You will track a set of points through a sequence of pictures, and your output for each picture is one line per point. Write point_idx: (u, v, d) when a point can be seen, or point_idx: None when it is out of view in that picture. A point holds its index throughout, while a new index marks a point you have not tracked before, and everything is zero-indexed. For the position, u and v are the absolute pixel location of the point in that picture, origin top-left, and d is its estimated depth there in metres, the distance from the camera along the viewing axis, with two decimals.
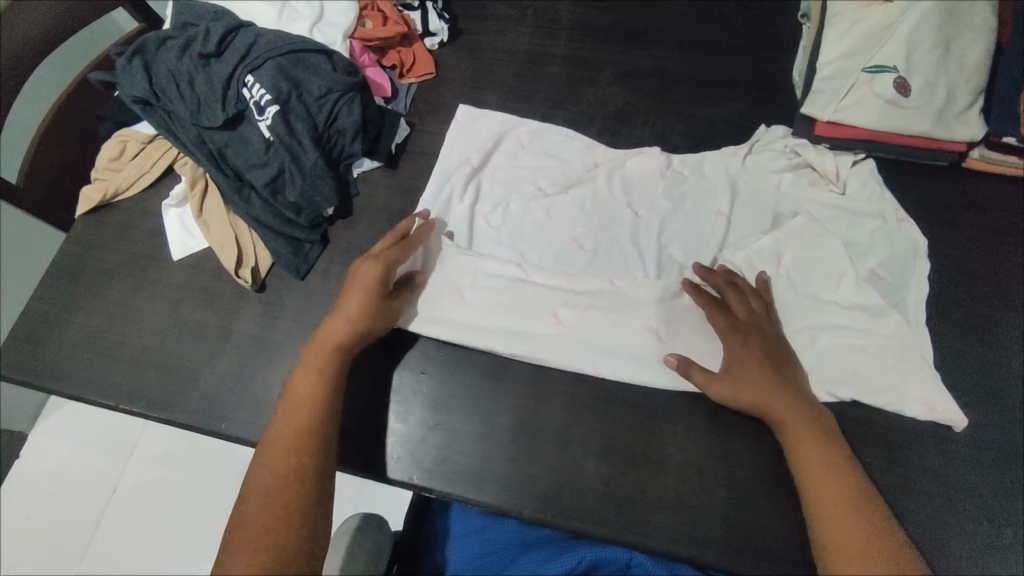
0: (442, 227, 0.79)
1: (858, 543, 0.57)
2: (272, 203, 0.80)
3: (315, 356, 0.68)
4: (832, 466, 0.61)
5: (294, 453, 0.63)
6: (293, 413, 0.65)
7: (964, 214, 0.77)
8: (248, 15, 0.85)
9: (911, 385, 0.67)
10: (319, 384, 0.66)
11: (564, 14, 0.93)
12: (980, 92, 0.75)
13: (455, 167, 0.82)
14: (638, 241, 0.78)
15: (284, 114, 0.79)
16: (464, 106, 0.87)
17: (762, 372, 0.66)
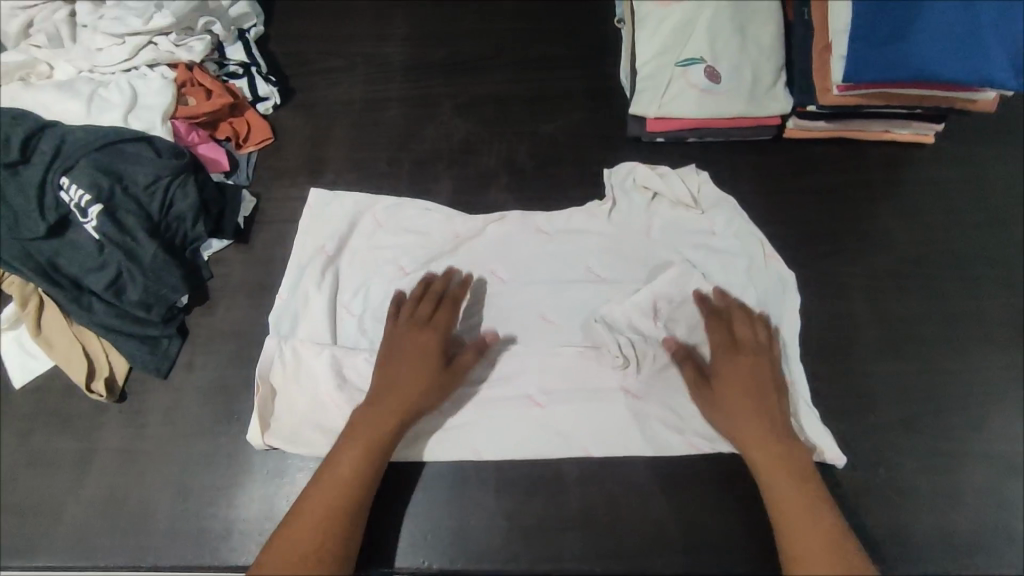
0: (299, 333, 0.74)
1: (806, 543, 0.59)
2: (118, 305, 0.75)
3: (391, 401, 0.66)
4: (788, 469, 0.63)
5: (354, 504, 0.62)
6: (347, 471, 0.63)
7: (796, 180, 0.82)
8: (55, 114, 0.80)
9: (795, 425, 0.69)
10: (379, 435, 0.65)
11: (394, 56, 0.94)
12: (782, 66, 0.80)
13: (309, 257, 0.78)
14: (508, 309, 0.76)
15: (109, 211, 0.74)
16: (314, 189, 0.83)
17: (739, 372, 0.67)
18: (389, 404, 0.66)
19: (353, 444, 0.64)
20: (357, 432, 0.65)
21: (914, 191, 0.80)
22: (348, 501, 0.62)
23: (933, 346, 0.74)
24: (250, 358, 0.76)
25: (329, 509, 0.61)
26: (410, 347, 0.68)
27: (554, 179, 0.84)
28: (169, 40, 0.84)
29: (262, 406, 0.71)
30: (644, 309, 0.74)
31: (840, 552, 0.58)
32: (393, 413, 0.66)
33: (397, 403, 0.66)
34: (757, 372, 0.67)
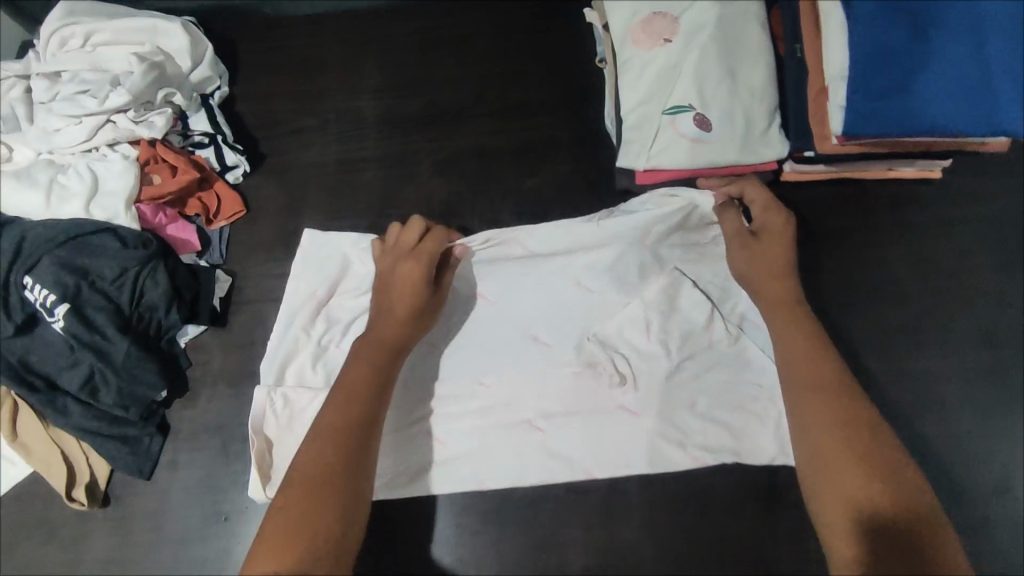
0: (294, 380, 0.73)
1: (844, 452, 0.56)
2: (94, 406, 0.72)
3: (369, 356, 0.64)
4: (811, 364, 0.61)
5: (357, 424, 0.59)
6: (343, 396, 0.60)
7: (796, 226, 0.77)
8: (9, 207, 0.74)
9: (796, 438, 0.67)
10: (380, 377, 0.63)
11: (367, 111, 0.89)
12: (775, 110, 0.75)
13: (302, 301, 0.76)
14: (503, 333, 0.73)
15: (77, 310, 0.71)
16: (309, 231, 0.80)
17: (765, 274, 0.68)
18: (380, 341, 0.64)
19: (350, 372, 0.62)
20: (348, 371, 0.62)
21: (925, 230, 0.75)
22: (344, 432, 0.58)
23: (952, 402, 0.69)
24: (235, 450, 0.73)
25: (327, 442, 0.57)
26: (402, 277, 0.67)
27: None
28: (127, 117, 0.79)
29: (258, 460, 0.70)
30: (637, 322, 0.72)
31: (874, 444, 0.56)
32: (381, 347, 0.64)
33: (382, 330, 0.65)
34: (783, 275, 0.67)
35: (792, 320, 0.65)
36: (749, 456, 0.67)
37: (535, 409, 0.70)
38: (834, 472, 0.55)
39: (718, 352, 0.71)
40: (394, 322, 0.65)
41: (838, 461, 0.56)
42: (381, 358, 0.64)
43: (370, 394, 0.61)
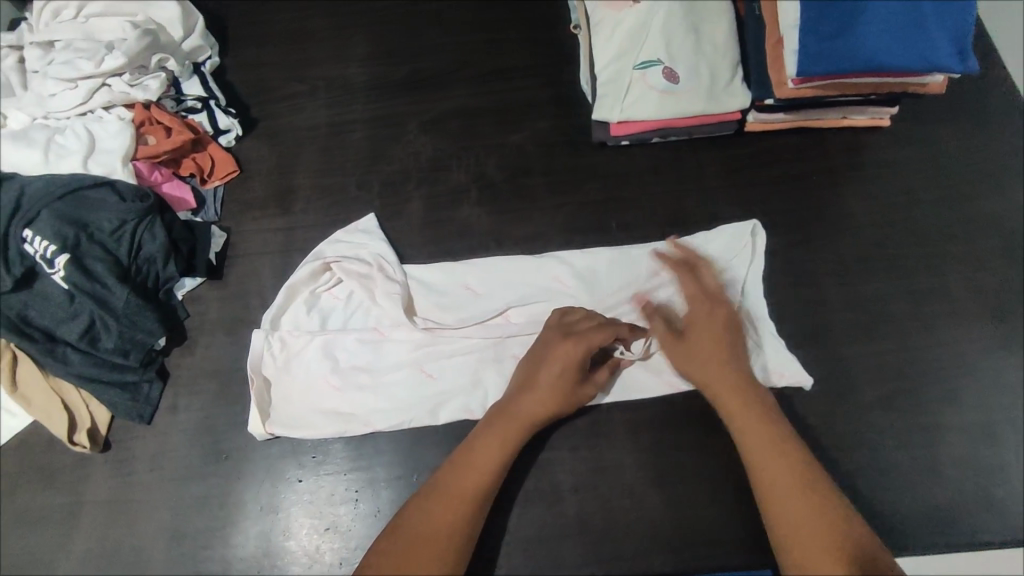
0: (287, 328, 0.75)
1: (806, 513, 0.57)
2: (93, 354, 0.74)
3: (511, 431, 0.64)
4: (765, 424, 0.63)
5: (481, 501, 0.61)
6: (442, 520, 0.59)
7: (759, 173, 0.83)
8: (6, 165, 0.77)
9: (763, 358, 0.72)
10: (506, 456, 0.63)
11: (355, 78, 0.93)
12: (737, 65, 0.81)
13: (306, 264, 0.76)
14: (490, 287, 0.77)
15: (76, 260, 0.73)
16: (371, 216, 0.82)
17: (705, 348, 0.68)
18: (507, 436, 0.64)
19: (479, 460, 0.63)
20: (445, 489, 0.61)
21: (876, 174, 0.82)
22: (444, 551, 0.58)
23: (902, 324, 0.75)
24: (234, 394, 0.75)
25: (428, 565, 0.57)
26: (548, 378, 0.66)
27: (524, 189, 0.84)
28: (123, 80, 0.83)
29: (259, 399, 0.72)
30: (622, 269, 0.77)
31: (828, 504, 0.57)
32: (522, 425, 0.64)
33: (528, 421, 0.65)
34: (716, 337, 0.68)
35: (745, 392, 0.65)
36: None
37: (523, 345, 0.74)
38: (788, 523, 0.57)
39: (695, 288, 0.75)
40: (544, 403, 0.65)
41: (792, 510, 0.58)
42: (520, 435, 0.64)
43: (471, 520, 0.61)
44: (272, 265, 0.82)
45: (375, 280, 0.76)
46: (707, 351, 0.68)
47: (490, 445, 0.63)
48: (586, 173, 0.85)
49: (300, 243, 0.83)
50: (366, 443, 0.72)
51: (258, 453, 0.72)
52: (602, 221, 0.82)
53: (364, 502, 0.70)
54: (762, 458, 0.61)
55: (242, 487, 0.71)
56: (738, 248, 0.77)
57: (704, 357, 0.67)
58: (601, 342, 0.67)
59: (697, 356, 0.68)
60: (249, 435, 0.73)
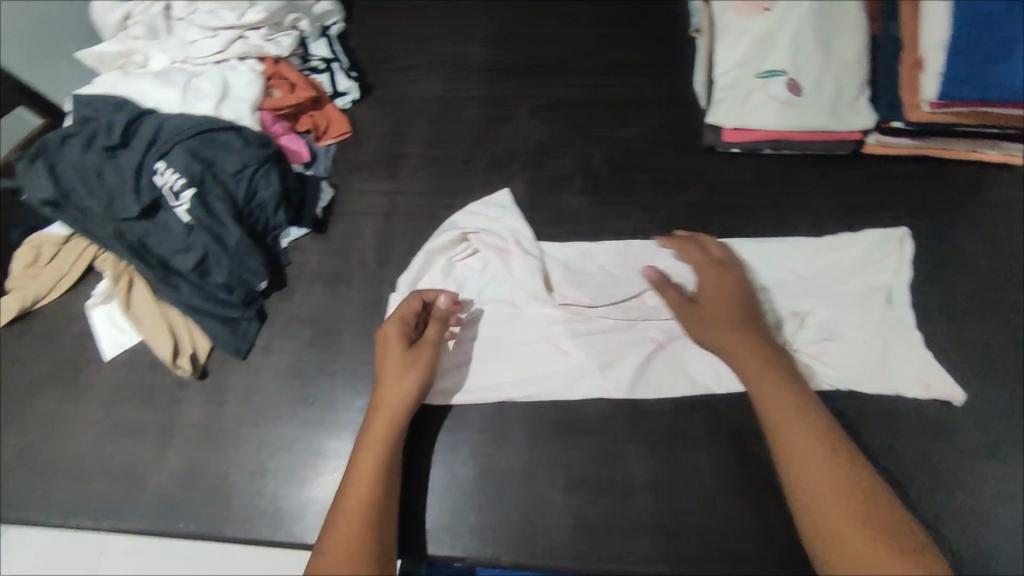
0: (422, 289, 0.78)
1: (845, 506, 0.54)
2: (201, 286, 0.79)
3: (386, 412, 0.67)
4: (810, 417, 0.61)
5: (386, 472, 0.64)
6: (360, 489, 0.62)
7: (874, 197, 0.81)
8: (149, 101, 0.83)
9: (907, 368, 0.71)
10: (388, 439, 0.66)
11: (471, 57, 0.95)
12: (864, 84, 0.79)
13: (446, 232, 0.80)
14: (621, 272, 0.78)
15: (200, 196, 0.78)
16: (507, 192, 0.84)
17: (743, 337, 0.67)
18: (390, 417, 0.66)
19: (365, 444, 0.66)
20: (362, 462, 0.64)
21: (1000, 213, 0.78)
22: (372, 511, 0.61)
23: (1013, 371, 0.71)
24: (325, 343, 0.78)
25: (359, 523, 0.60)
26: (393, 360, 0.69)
27: (627, 184, 0.84)
28: (259, 34, 0.87)
29: None
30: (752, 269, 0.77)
31: (872, 499, 0.55)
32: (390, 410, 0.67)
33: (398, 401, 0.67)
34: (735, 320, 0.68)
35: (776, 380, 0.64)
36: (870, 386, 0.70)
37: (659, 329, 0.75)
38: (825, 512, 0.55)
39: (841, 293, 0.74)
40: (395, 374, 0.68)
41: (827, 499, 0.55)
42: (402, 416, 0.67)
43: (385, 484, 0.63)
44: (374, 226, 0.84)
45: (510, 251, 0.79)
46: (728, 334, 0.68)
47: (379, 425, 0.66)
48: (692, 175, 0.84)
49: (403, 209, 0.85)
50: (448, 409, 0.73)
51: (344, 402, 0.75)
52: (703, 225, 0.81)
53: (439, 466, 0.71)
54: (793, 439, 0.59)
55: (325, 432, 0.74)
56: (885, 255, 0.76)
57: (736, 344, 0.67)
58: (403, 317, 0.71)
59: (735, 342, 0.67)
60: (337, 384, 0.76)
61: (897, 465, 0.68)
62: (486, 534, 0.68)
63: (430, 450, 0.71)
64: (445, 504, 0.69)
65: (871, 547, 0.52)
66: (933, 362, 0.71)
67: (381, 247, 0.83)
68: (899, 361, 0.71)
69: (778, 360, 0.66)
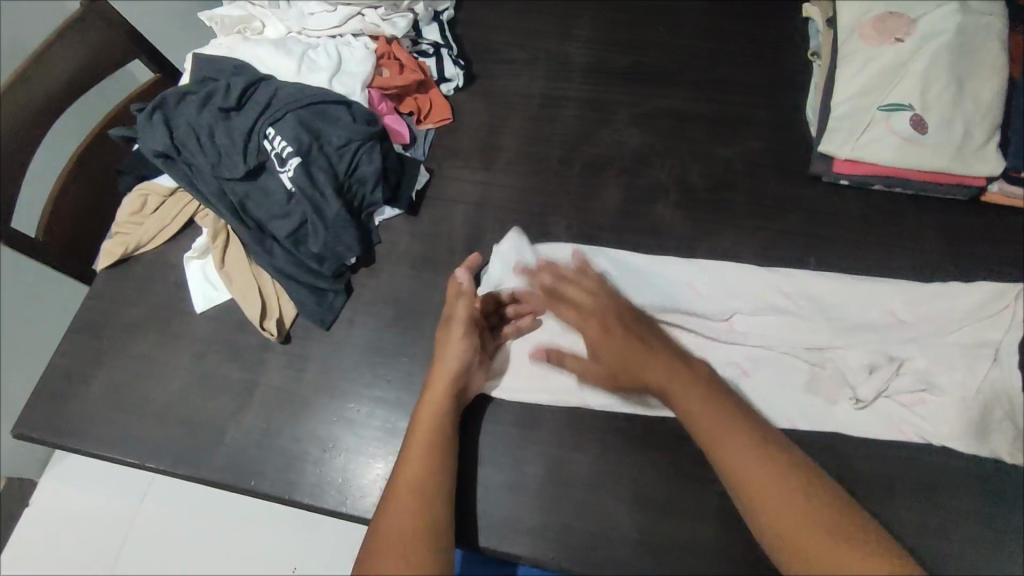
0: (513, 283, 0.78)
1: (819, 528, 0.55)
2: (295, 253, 0.81)
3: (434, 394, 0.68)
4: (750, 445, 0.60)
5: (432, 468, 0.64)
6: (412, 470, 0.64)
7: (989, 248, 0.77)
8: (266, 68, 0.86)
9: (1006, 433, 0.67)
10: (438, 431, 0.66)
11: (576, 57, 0.95)
12: (996, 128, 0.75)
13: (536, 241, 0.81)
14: (712, 293, 0.76)
15: (305, 165, 0.79)
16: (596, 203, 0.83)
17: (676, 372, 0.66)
18: (438, 393, 0.68)
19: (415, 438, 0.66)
20: (416, 442, 0.66)
21: None
22: (423, 495, 0.62)
23: None
24: (407, 325, 0.79)
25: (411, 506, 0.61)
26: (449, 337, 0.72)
27: (725, 203, 0.82)
28: (376, 13, 0.89)
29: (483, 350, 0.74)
30: (848, 308, 0.74)
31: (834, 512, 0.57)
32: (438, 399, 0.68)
33: (451, 377, 0.69)
34: (685, 360, 0.68)
35: (725, 412, 0.63)
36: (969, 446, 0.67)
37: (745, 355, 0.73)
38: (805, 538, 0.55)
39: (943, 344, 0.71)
40: (449, 359, 0.70)
41: (802, 523, 0.56)
42: (450, 399, 0.68)
43: (436, 477, 0.64)
44: (464, 215, 0.85)
45: (596, 258, 0.79)
46: (680, 382, 0.65)
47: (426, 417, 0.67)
48: (795, 203, 0.82)
49: (495, 201, 0.85)
50: (522, 407, 0.73)
51: (419, 386, 0.76)
52: (802, 255, 0.79)
53: (510, 462, 0.70)
54: (751, 475, 0.59)
55: (398, 412, 0.75)
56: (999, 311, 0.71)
57: (680, 380, 0.66)
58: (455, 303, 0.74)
59: (671, 376, 0.66)
60: (414, 366, 0.77)
61: (990, 533, 0.64)
62: (548, 539, 0.67)
63: (501, 445, 0.71)
64: (510, 502, 0.68)
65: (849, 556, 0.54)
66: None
67: (470, 236, 0.83)
68: (1001, 427, 0.67)
69: (709, 383, 0.66)
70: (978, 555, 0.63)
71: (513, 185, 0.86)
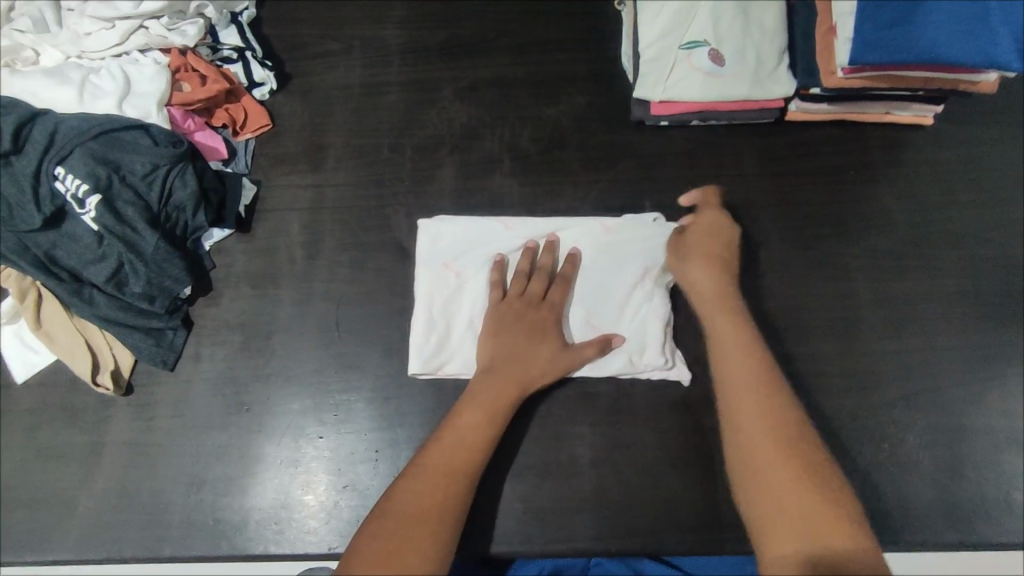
0: (359, 286, 0.77)
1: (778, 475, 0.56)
2: (119, 298, 0.73)
3: (484, 393, 0.66)
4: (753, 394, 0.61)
5: (472, 462, 0.62)
6: (454, 436, 0.63)
7: (799, 162, 0.81)
8: (44, 101, 0.77)
9: (824, 331, 0.73)
10: (500, 410, 0.65)
11: (392, 38, 0.91)
12: (783, 51, 0.80)
13: (380, 236, 0.80)
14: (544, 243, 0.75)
15: (107, 202, 0.72)
16: (433, 186, 0.82)
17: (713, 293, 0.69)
18: (495, 398, 0.65)
19: (464, 424, 0.64)
20: (460, 435, 0.63)
21: (913, 171, 0.80)
22: (445, 502, 0.58)
23: (930, 321, 0.74)
24: (258, 346, 0.75)
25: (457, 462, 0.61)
26: (512, 346, 0.68)
27: (558, 162, 0.83)
28: (160, 24, 0.82)
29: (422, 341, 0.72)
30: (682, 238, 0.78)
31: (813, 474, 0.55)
32: (497, 398, 0.65)
33: (498, 400, 0.65)
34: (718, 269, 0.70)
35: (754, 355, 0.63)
36: (797, 348, 0.72)
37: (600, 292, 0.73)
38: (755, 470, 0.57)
39: (766, 260, 0.76)
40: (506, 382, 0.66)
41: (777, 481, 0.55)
42: (503, 405, 0.65)
43: (471, 470, 0.61)
44: (300, 222, 0.81)
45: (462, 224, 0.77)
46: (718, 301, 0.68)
47: (479, 407, 0.65)
48: (624, 150, 0.83)
49: (329, 202, 0.82)
50: (389, 404, 0.72)
51: (278, 407, 0.72)
52: (636, 200, 0.81)
53: (384, 462, 0.70)
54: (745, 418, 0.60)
55: (262, 439, 0.71)
56: (799, 226, 0.78)
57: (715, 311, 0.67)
58: (524, 310, 0.70)
59: (512, 310, 0.70)
60: (271, 387, 0.73)
61: (829, 423, 0.70)
62: None
63: (374, 446, 0.71)
64: None
65: (821, 513, 0.53)
66: (837, 324, 0.73)
67: (309, 243, 0.80)
68: (822, 327, 0.73)
69: (736, 327, 0.66)
70: (819, 445, 0.69)
71: (343, 184, 0.83)
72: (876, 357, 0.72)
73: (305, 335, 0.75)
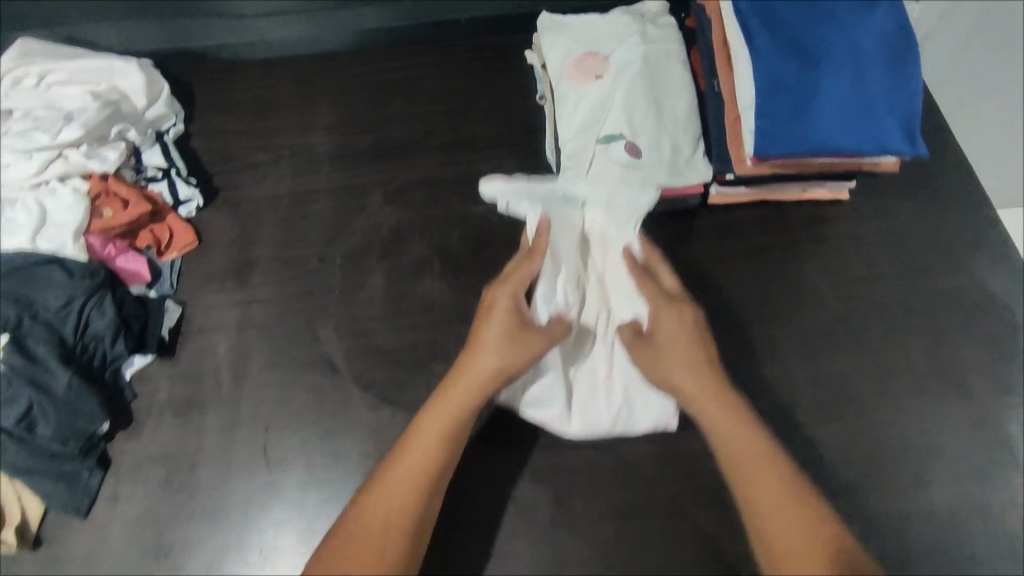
0: (287, 406, 0.75)
1: (783, 518, 0.58)
2: (29, 442, 0.69)
3: (413, 451, 0.63)
4: (759, 462, 0.61)
5: (408, 526, 0.60)
6: (427, 443, 0.63)
7: (726, 244, 0.82)
8: None
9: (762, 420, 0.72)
10: (430, 470, 0.62)
11: (320, 147, 0.93)
12: (698, 139, 0.81)
13: (311, 350, 0.78)
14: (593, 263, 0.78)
15: (16, 341, 0.71)
16: (363, 294, 0.81)
17: (679, 364, 0.67)
18: (425, 454, 0.62)
19: (392, 496, 0.61)
20: (375, 506, 0.60)
21: (836, 248, 0.81)
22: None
23: (866, 401, 0.73)
24: (181, 479, 0.72)
25: (429, 470, 0.62)
26: (494, 337, 0.67)
27: (488, 261, 0.83)
28: (80, 151, 0.81)
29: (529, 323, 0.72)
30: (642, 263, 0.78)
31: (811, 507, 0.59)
32: (432, 437, 0.63)
33: (432, 440, 0.63)
34: (704, 367, 0.66)
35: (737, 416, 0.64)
36: None
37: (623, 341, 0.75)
38: (773, 519, 0.58)
39: None
40: (483, 368, 0.65)
41: (779, 507, 0.59)
42: (440, 446, 0.63)
43: (407, 526, 0.60)
44: (226, 342, 0.79)
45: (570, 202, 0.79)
46: (678, 361, 0.67)
47: (401, 478, 0.62)
48: None
49: (258, 319, 0.80)
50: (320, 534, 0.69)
51: (203, 545, 0.69)
52: None
53: None
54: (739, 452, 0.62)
55: None
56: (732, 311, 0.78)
57: (682, 358, 0.67)
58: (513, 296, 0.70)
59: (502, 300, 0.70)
60: (196, 525, 0.70)
61: None
62: None
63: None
64: None
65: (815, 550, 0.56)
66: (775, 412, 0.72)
67: (235, 364, 0.78)
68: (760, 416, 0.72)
69: (720, 403, 0.65)
70: None
71: (270, 299, 0.81)
72: (815, 443, 0.71)
73: (233, 465, 0.72)
